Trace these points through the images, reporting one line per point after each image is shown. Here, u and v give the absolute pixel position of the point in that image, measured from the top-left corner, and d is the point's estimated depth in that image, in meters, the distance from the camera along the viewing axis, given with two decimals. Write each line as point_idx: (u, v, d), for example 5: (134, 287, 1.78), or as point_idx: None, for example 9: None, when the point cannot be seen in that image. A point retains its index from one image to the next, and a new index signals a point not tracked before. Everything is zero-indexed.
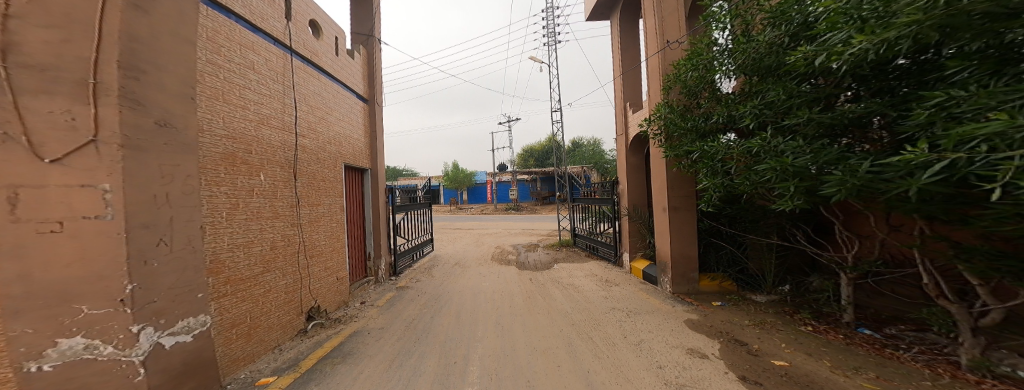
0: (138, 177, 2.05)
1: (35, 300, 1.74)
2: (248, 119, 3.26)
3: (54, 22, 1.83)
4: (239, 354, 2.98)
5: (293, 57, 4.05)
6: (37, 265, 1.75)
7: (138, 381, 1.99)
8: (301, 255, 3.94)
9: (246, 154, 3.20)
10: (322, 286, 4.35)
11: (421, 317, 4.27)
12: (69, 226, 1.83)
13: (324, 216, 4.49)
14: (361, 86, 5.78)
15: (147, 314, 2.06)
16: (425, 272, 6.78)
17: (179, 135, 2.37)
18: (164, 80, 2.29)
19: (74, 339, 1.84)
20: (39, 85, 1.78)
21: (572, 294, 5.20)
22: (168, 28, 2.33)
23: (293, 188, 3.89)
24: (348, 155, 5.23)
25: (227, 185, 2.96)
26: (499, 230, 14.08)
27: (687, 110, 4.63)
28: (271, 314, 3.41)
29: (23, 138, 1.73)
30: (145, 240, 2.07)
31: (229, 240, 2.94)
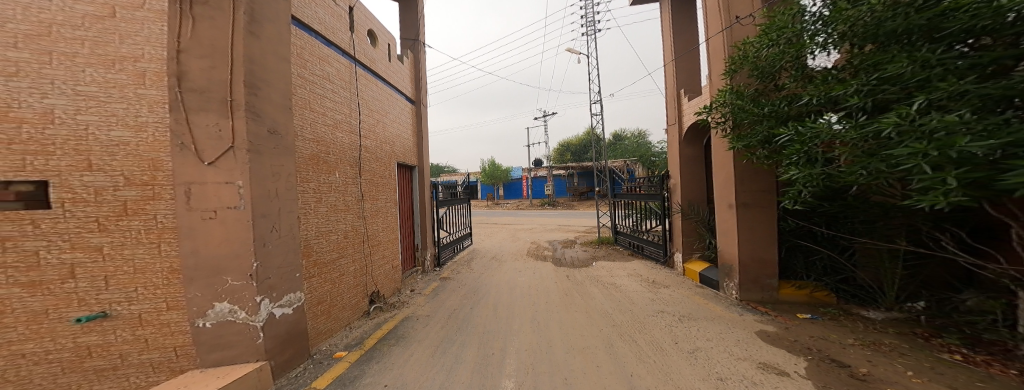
0: (256, 175, 2.58)
1: (201, 269, 2.46)
2: (327, 125, 3.75)
3: (204, 53, 2.46)
4: (321, 328, 3.49)
5: (356, 66, 4.53)
6: (199, 239, 2.44)
7: (258, 343, 2.57)
8: (365, 244, 4.44)
9: (325, 154, 3.70)
10: (381, 273, 4.84)
11: (462, 307, 4.53)
12: (219, 214, 2.47)
13: (382, 209, 4.98)
14: (409, 89, 6.19)
15: (265, 287, 2.62)
16: (464, 264, 7.12)
17: (283, 141, 2.90)
18: (272, 96, 2.80)
19: (221, 304, 2.51)
20: (198, 104, 2.44)
21: (613, 294, 4.99)
22: (271, 49, 2.82)
23: (359, 184, 4.37)
24: (400, 154, 5.70)
25: (314, 182, 3.47)
26: (531, 225, 14.00)
27: (759, 95, 4.04)
28: (344, 296, 3.93)
29: (193, 147, 2.42)
30: (263, 225, 2.61)
31: (316, 229, 3.45)
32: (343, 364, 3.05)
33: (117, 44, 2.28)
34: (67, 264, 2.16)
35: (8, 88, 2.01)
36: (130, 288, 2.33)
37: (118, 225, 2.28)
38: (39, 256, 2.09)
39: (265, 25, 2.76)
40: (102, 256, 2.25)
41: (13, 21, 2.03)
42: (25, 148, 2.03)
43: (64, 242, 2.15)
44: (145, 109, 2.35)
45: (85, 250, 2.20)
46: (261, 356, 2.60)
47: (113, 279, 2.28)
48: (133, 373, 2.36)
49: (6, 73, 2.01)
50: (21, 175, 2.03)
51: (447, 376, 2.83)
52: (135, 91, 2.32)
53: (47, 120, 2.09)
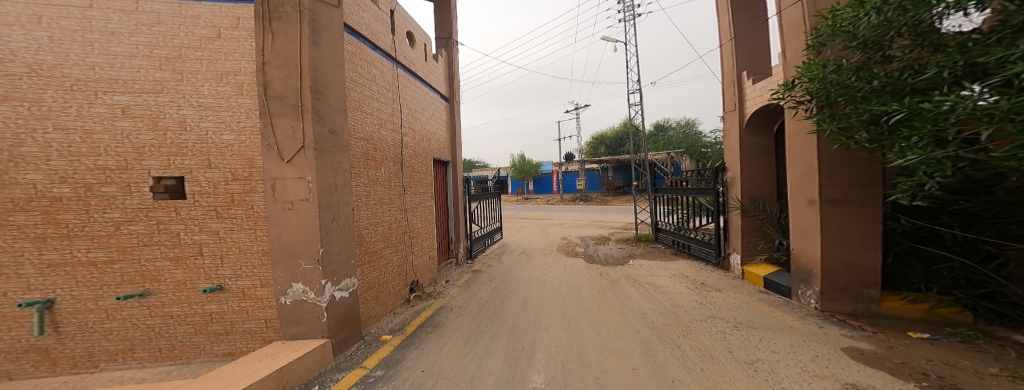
0: (323, 171, 2.91)
1: (282, 252, 2.85)
2: (374, 124, 4.03)
3: (281, 65, 2.80)
4: (370, 312, 3.79)
5: (397, 68, 4.74)
6: (282, 226, 2.83)
7: (322, 320, 2.91)
8: (407, 235, 4.71)
9: (373, 152, 3.97)
10: (420, 264, 5.10)
11: (492, 299, 4.63)
12: (295, 206, 2.83)
13: (421, 202, 5.23)
14: (443, 87, 6.37)
15: (328, 272, 2.94)
16: (496, 257, 7.24)
17: (343, 141, 3.18)
18: (332, 99, 3.08)
19: (297, 285, 2.89)
20: (279, 109, 2.80)
21: (651, 294, 4.73)
22: (330, 57, 3.08)
23: (401, 179, 4.63)
24: (435, 150, 5.91)
25: (364, 177, 3.75)
26: (564, 220, 13.75)
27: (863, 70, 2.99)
28: (389, 283, 4.22)
29: (276, 147, 2.79)
30: (325, 216, 2.92)
31: (366, 221, 3.74)
32: (388, 347, 3.29)
33: (223, 61, 2.77)
34: (197, 243, 2.77)
35: (156, 103, 2.65)
36: (236, 266, 2.84)
37: (229, 213, 2.80)
38: (178, 236, 2.74)
39: (323, 34, 3.01)
40: (217, 238, 2.80)
41: (158, 47, 2.65)
42: (168, 151, 2.67)
43: (192, 227, 2.75)
44: (245, 116, 2.81)
45: (207, 233, 2.78)
46: (324, 334, 2.93)
47: (226, 257, 2.82)
48: (239, 338, 2.89)
49: (155, 91, 2.64)
50: (167, 172, 2.69)
51: (478, 367, 2.89)
52: (236, 100, 2.78)
53: (182, 128, 2.69)
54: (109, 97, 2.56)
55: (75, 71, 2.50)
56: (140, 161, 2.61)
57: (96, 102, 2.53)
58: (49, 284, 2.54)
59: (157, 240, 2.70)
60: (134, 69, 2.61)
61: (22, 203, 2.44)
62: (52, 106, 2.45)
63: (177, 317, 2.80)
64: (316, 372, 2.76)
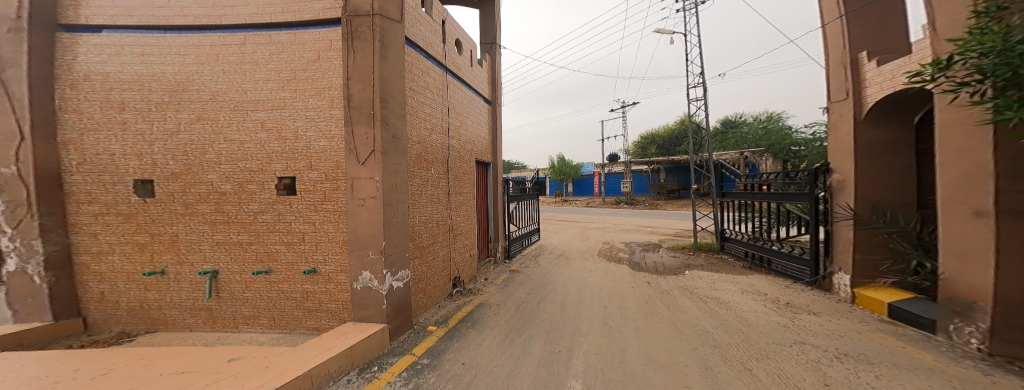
0: (388, 171, 3.15)
1: (355, 243, 3.15)
2: (428, 128, 4.23)
3: (359, 79, 3.09)
4: (419, 304, 3.98)
5: (447, 74, 4.88)
6: (356, 220, 3.12)
7: (382, 307, 3.17)
8: (452, 233, 4.86)
9: (425, 154, 4.15)
10: (462, 261, 5.23)
11: (530, 300, 4.59)
12: (367, 203, 3.10)
13: (464, 202, 5.36)
14: (486, 90, 6.47)
15: (386, 263, 3.16)
16: (533, 258, 7.20)
17: (403, 145, 3.39)
18: (395, 107, 3.28)
19: (365, 273, 3.18)
20: (358, 118, 3.09)
21: (716, 311, 4.17)
22: (395, 68, 3.29)
23: (448, 179, 4.78)
24: (478, 152, 6.00)
25: (418, 178, 3.94)
26: (613, 224, 13.15)
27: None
28: (436, 277, 4.39)
29: (354, 150, 3.09)
30: (386, 212, 3.15)
31: (418, 218, 3.94)
32: (432, 337, 3.43)
33: (322, 78, 3.19)
34: (299, 233, 3.26)
35: (281, 116, 3.20)
36: (326, 254, 3.26)
37: (323, 207, 3.22)
38: (291, 226, 3.26)
39: (391, 47, 3.23)
40: (314, 228, 3.24)
41: (282, 71, 3.21)
42: (287, 156, 3.22)
43: (299, 218, 3.25)
44: (335, 125, 3.17)
45: (306, 224, 3.25)
46: (383, 319, 3.19)
47: (319, 245, 3.25)
48: (326, 315, 3.30)
49: (280, 106, 3.21)
50: (285, 173, 3.24)
51: (513, 366, 2.84)
52: (329, 111, 3.18)
53: (295, 137, 3.20)
54: (255, 115, 3.21)
55: (235, 96, 3.22)
56: (269, 164, 3.22)
57: (246, 118, 3.21)
58: (215, 260, 3.30)
59: (278, 228, 3.28)
60: (268, 90, 3.21)
61: (203, 196, 3.24)
62: (223, 123, 3.21)
63: (287, 294, 3.33)
64: (376, 353, 3.01)
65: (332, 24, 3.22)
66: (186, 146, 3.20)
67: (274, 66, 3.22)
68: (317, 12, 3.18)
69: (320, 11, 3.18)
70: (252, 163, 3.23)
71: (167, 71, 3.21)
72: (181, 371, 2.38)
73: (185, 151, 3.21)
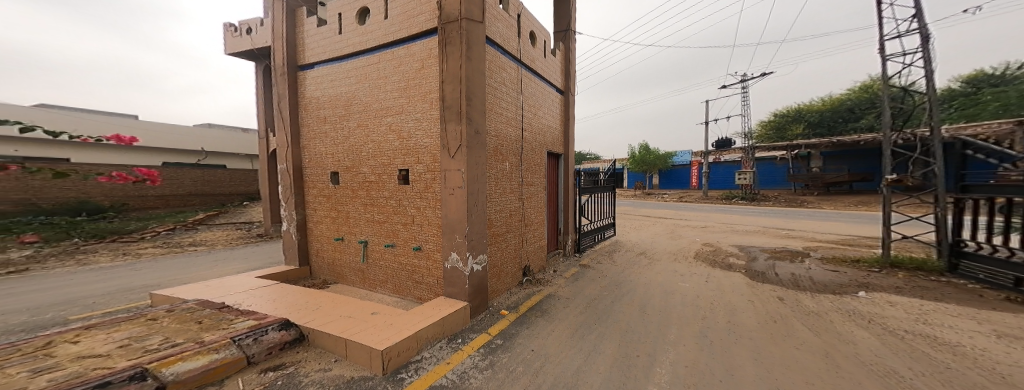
0: (471, 164, 3.37)
1: (446, 228, 3.50)
2: (504, 122, 4.36)
3: (451, 81, 3.36)
4: (494, 288, 4.22)
5: (522, 67, 4.91)
6: (447, 207, 3.46)
7: (465, 287, 3.47)
8: (523, 224, 4.97)
9: (501, 147, 4.29)
10: (532, 251, 5.33)
11: (603, 299, 4.38)
12: (455, 193, 3.40)
13: (535, 193, 5.38)
14: (559, 79, 6.33)
15: (468, 248, 3.41)
16: (605, 254, 6.93)
17: (484, 140, 3.56)
18: (478, 103, 3.44)
19: (452, 255, 3.51)
20: (450, 116, 3.38)
21: (890, 343, 2.90)
22: (478, 68, 3.44)
23: (520, 172, 4.85)
24: (549, 143, 5.95)
25: (494, 170, 4.11)
26: (746, 225, 10.90)
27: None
28: (508, 265, 4.58)
29: (446, 145, 3.41)
30: (470, 201, 3.38)
31: (494, 208, 4.13)
32: (505, 321, 3.60)
33: (425, 84, 3.63)
34: (410, 217, 3.86)
35: (399, 118, 3.85)
36: (426, 236, 3.76)
37: (425, 195, 3.72)
38: (406, 211, 3.88)
39: (475, 47, 3.39)
40: (419, 214, 3.78)
41: (398, 80, 3.83)
42: (404, 152, 3.84)
43: (411, 205, 3.84)
44: (433, 124, 3.58)
45: (414, 209, 3.82)
46: (465, 298, 3.50)
47: (423, 228, 3.77)
48: (425, 288, 3.83)
49: (399, 110, 3.84)
50: (402, 166, 3.88)
51: (584, 362, 2.79)
52: (429, 112, 3.60)
53: (407, 136, 3.79)
54: (385, 119, 3.96)
55: (374, 106, 4.05)
56: (392, 160, 3.95)
57: (380, 121, 4.00)
58: (364, 233, 4.31)
59: (397, 212, 3.97)
60: (392, 98, 3.89)
61: (360, 184, 4.28)
62: (368, 128, 4.12)
63: (404, 264, 3.98)
64: (459, 328, 3.35)
65: (430, 34, 3.61)
66: (352, 149, 4.30)
67: (398, 78, 3.84)
68: (421, 26, 3.62)
69: (423, 25, 3.60)
70: (384, 158, 4.02)
71: (343, 90, 4.31)
72: (347, 316, 3.24)
73: (351, 147, 4.30)
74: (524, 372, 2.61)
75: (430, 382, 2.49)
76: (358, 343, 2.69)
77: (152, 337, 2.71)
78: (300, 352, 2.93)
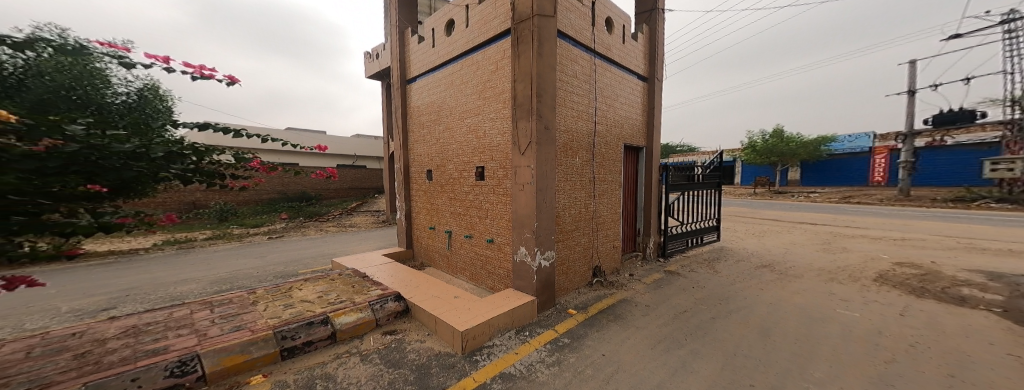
0: (541, 160, 3.37)
1: (517, 222, 3.59)
2: (575, 116, 4.20)
3: (522, 79, 3.41)
4: (562, 284, 4.19)
5: (596, 57, 4.64)
6: (518, 202, 3.55)
7: (533, 281, 3.52)
8: (594, 222, 4.75)
9: (571, 142, 4.16)
10: (604, 251, 5.07)
11: (694, 310, 3.83)
12: (525, 188, 3.45)
13: (607, 190, 5.05)
14: (642, 65, 5.77)
15: (538, 243, 3.46)
16: (699, 261, 6.07)
17: (554, 136, 3.52)
18: (549, 99, 3.41)
19: (521, 249, 3.60)
20: (521, 113, 3.44)
21: None
22: (550, 64, 3.40)
23: (592, 167, 4.63)
24: (628, 135, 5.50)
25: (564, 165, 4.04)
26: (989, 240, 6.93)
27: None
28: (578, 263, 4.47)
29: (517, 142, 3.48)
30: (539, 196, 3.40)
31: (563, 203, 4.07)
32: (572, 321, 3.52)
33: (498, 84, 3.77)
34: (484, 211, 4.09)
35: (476, 118, 4.10)
36: (498, 230, 3.93)
37: (498, 190, 3.89)
38: (481, 205, 4.13)
39: (547, 43, 3.34)
40: (491, 208, 3.98)
41: (475, 83, 4.08)
42: (481, 150, 4.07)
43: (485, 199, 4.07)
44: (506, 122, 3.69)
45: (487, 203, 4.05)
46: (533, 293, 3.54)
47: (495, 221, 3.96)
48: (496, 278, 4.02)
49: (476, 111, 4.09)
50: (478, 163, 4.13)
51: (670, 378, 2.50)
52: (502, 111, 3.74)
53: (483, 135, 4.01)
54: (466, 120, 4.26)
55: (457, 108, 4.39)
56: (469, 158, 4.25)
57: (461, 122, 4.34)
58: (448, 223, 4.76)
59: (473, 206, 4.26)
60: (471, 100, 4.17)
61: (448, 180, 4.70)
62: (453, 128, 4.50)
63: (479, 254, 4.25)
64: (526, 321, 3.42)
65: (502, 35, 3.72)
66: (441, 149, 4.76)
67: (476, 82, 4.07)
68: (496, 29, 3.74)
69: (497, 28, 3.74)
70: (465, 157, 4.35)
71: (434, 98, 4.83)
72: (436, 296, 3.62)
73: (440, 147, 4.78)
74: (593, 376, 2.52)
75: (498, 369, 2.61)
76: (444, 321, 3.03)
77: (296, 299, 3.52)
78: (406, 322, 3.45)
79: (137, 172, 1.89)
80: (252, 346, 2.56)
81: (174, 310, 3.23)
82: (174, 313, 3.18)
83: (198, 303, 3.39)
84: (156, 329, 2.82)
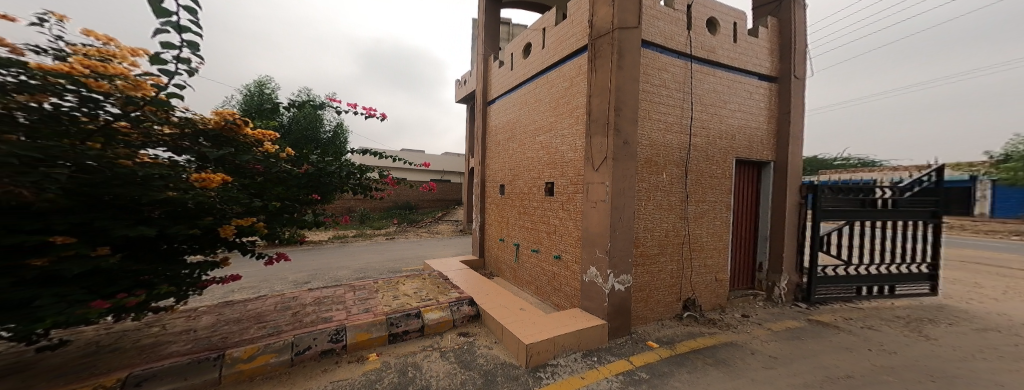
0: (618, 176, 3.22)
1: (588, 240, 3.49)
2: (660, 130, 3.86)
3: (598, 95, 3.37)
4: (638, 313, 3.82)
5: (693, 62, 4.08)
6: (590, 220, 3.46)
7: (604, 304, 3.33)
8: (686, 246, 4.12)
9: (656, 157, 3.81)
10: (700, 281, 4.35)
11: (862, 378, 2.71)
12: (598, 206, 3.34)
13: (708, 213, 4.29)
14: (768, 63, 4.67)
15: (613, 264, 3.28)
16: (870, 315, 4.28)
17: (634, 151, 3.32)
18: (631, 112, 3.28)
19: (592, 269, 3.47)
20: (596, 129, 3.39)
21: None
22: (631, 76, 3.28)
23: (684, 185, 4.06)
24: (744, 147, 4.47)
25: (646, 183, 3.76)
26: None
27: (32, 110, 1.62)
28: (661, 291, 3.98)
29: (592, 158, 3.42)
30: (615, 214, 3.23)
31: (643, 224, 3.75)
32: (652, 355, 3.15)
33: (572, 101, 3.80)
34: (551, 226, 4.13)
35: (548, 134, 4.20)
36: (564, 247, 3.91)
37: (567, 206, 3.86)
38: (548, 221, 4.18)
39: (627, 57, 3.25)
40: (559, 224, 4.00)
41: (547, 101, 4.24)
42: (551, 166, 4.14)
43: (553, 215, 4.11)
44: (579, 138, 3.68)
45: (556, 219, 4.05)
46: (605, 317, 3.34)
47: (563, 238, 3.94)
48: (562, 296, 3.96)
49: (548, 128, 4.21)
50: (547, 179, 4.22)
51: None
52: (575, 127, 3.74)
53: (554, 151, 4.08)
54: (536, 138, 4.45)
55: (529, 126, 4.60)
56: (539, 174, 4.38)
57: (533, 139, 4.51)
58: (516, 235, 4.96)
59: (542, 221, 4.32)
60: (542, 118, 4.32)
61: (518, 195, 4.89)
62: (525, 144, 4.70)
63: (547, 270, 4.24)
64: (596, 346, 3.24)
65: (578, 53, 3.76)
66: (512, 166, 5.03)
67: (549, 99, 4.19)
68: (571, 48, 3.82)
69: (573, 46, 3.80)
70: (535, 172, 4.49)
71: (508, 117, 5.17)
72: (503, 306, 3.77)
73: (514, 163, 4.99)
74: None
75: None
76: (510, 333, 3.13)
77: (395, 291, 4.12)
78: (477, 327, 3.66)
79: (334, 185, 2.92)
80: (373, 327, 3.12)
81: (337, 289, 4.18)
82: (337, 290, 4.14)
83: (349, 285, 4.31)
84: (329, 302, 3.67)
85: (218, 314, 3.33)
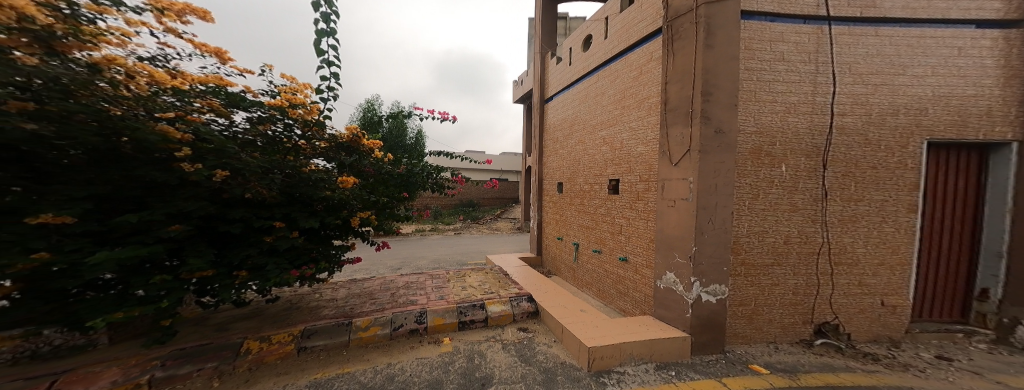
0: (706, 171, 2.75)
1: (665, 243, 3.11)
2: (776, 110, 2.85)
3: (676, 79, 2.99)
4: (741, 331, 3.02)
5: (833, 24, 2.86)
6: (665, 220, 3.10)
7: (684, 315, 2.93)
8: (825, 257, 2.96)
9: (771, 145, 2.87)
10: (852, 303, 3.01)
11: None
12: (678, 204, 2.95)
13: (867, 215, 2.92)
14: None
15: (697, 271, 2.84)
16: None
17: (732, 141, 2.77)
18: (723, 95, 2.76)
19: (669, 274, 3.08)
20: (673, 118, 3.01)
21: None
22: (723, 51, 2.75)
23: (822, 179, 2.90)
24: (947, 125, 2.83)
25: (753, 177, 2.88)
26: None
27: (264, 135, 2.53)
28: (779, 307, 3.02)
29: (669, 151, 3.05)
30: (702, 215, 2.78)
31: (749, 226, 2.92)
32: (760, 381, 2.51)
33: (643, 90, 3.52)
34: (618, 225, 3.91)
35: (614, 128, 3.98)
36: (631, 247, 3.70)
37: (636, 205, 3.61)
38: (614, 221, 3.97)
39: (716, 32, 2.75)
40: (628, 222, 3.73)
41: (612, 93, 4.03)
42: (617, 162, 3.93)
43: (619, 213, 3.89)
44: (651, 130, 3.39)
45: (625, 218, 3.79)
46: (686, 330, 2.91)
47: (631, 238, 3.68)
48: (630, 300, 3.69)
49: (612, 122, 4.02)
50: (612, 176, 4.01)
51: None
52: (647, 118, 3.43)
53: (621, 145, 3.85)
54: (600, 133, 4.26)
55: (592, 121, 4.43)
56: (601, 172, 4.22)
57: (595, 135, 4.35)
58: (575, 233, 4.87)
59: (607, 220, 4.10)
60: (607, 112, 4.12)
61: (579, 193, 4.74)
62: (588, 139, 4.50)
63: (611, 273, 4.05)
64: (674, 361, 2.86)
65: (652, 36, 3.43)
66: (572, 163, 4.91)
67: (614, 91, 3.99)
68: (640, 33, 3.54)
69: (644, 30, 3.50)
70: (597, 169, 4.32)
71: (569, 113, 5.01)
72: (563, 306, 3.71)
73: (575, 160, 4.83)
74: None
75: None
76: (572, 335, 3.03)
77: (467, 284, 4.30)
78: (533, 324, 3.65)
79: (417, 182, 3.28)
80: (447, 314, 3.37)
81: (420, 276, 4.58)
82: (420, 277, 4.55)
83: (428, 274, 4.68)
84: (410, 286, 4.05)
85: (348, 288, 3.96)
